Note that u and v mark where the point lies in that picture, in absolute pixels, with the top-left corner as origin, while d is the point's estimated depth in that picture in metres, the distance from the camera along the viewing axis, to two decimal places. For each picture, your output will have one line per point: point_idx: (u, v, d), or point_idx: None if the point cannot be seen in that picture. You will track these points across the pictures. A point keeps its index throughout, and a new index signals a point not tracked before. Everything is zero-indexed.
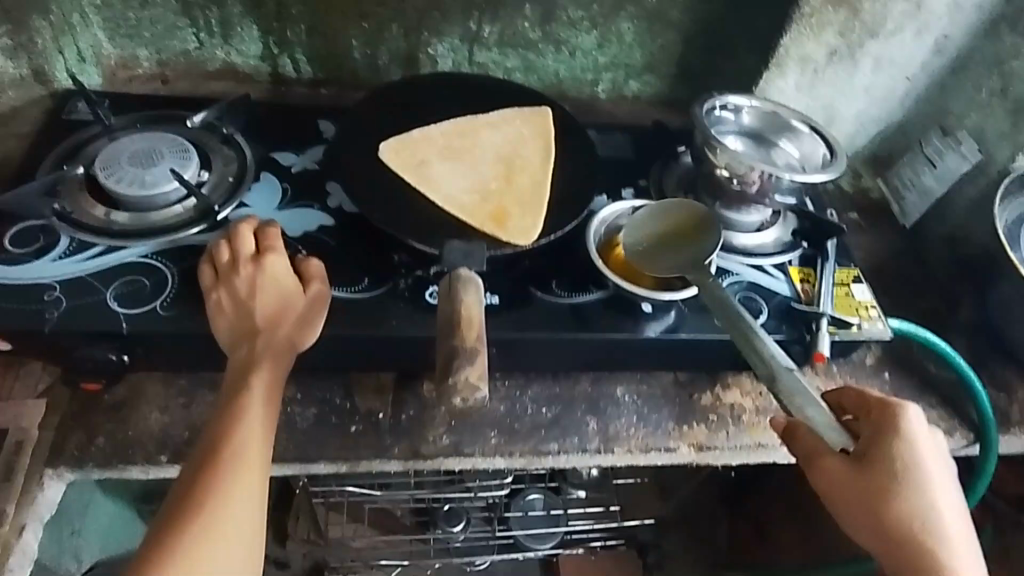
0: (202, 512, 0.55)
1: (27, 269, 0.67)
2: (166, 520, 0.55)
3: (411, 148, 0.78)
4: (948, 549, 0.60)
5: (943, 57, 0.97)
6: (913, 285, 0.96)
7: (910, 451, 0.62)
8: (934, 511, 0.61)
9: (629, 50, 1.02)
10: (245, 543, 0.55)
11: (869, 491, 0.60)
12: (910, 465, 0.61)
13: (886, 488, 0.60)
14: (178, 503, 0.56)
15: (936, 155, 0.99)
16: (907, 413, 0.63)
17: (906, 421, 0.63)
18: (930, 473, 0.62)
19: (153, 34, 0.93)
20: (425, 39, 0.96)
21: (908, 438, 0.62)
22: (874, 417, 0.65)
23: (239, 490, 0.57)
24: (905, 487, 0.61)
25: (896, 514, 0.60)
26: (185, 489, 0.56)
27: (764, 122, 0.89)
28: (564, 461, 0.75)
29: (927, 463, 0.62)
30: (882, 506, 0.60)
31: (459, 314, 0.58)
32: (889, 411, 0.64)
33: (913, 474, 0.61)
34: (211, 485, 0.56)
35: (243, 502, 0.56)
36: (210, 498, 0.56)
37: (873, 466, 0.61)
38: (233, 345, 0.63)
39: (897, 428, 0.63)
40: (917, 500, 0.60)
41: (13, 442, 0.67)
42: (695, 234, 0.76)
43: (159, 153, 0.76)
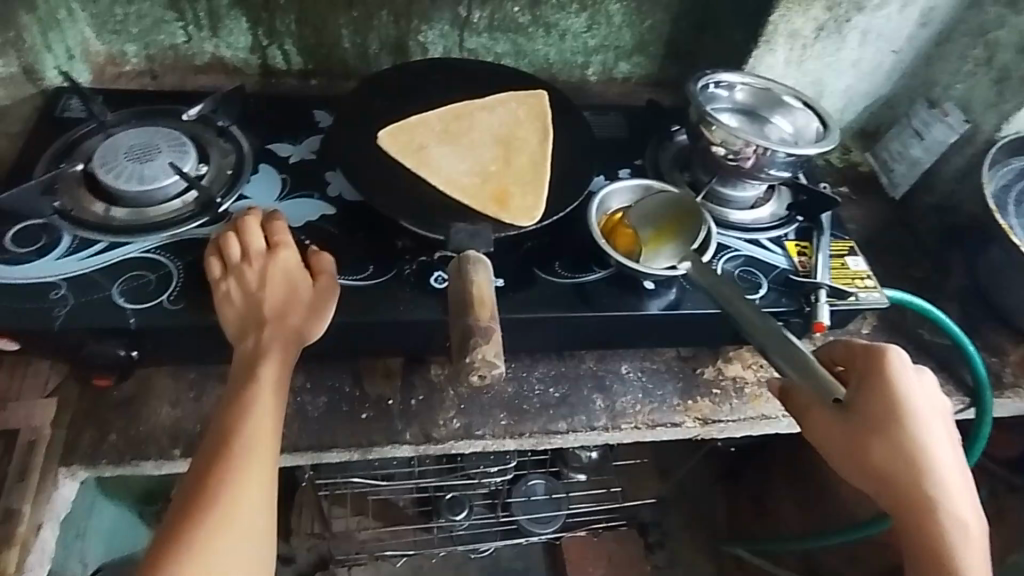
0: (214, 505, 0.55)
1: (31, 268, 0.67)
2: (178, 512, 0.55)
3: (408, 132, 0.78)
4: (941, 484, 0.60)
5: (928, 30, 0.98)
6: (905, 255, 0.98)
7: (900, 395, 0.62)
8: (928, 450, 0.61)
9: (618, 32, 1.02)
10: (258, 534, 0.56)
11: (862, 437, 0.61)
12: (900, 408, 0.62)
13: (879, 432, 0.61)
14: (190, 496, 0.56)
15: (922, 127, 1.00)
16: (895, 358, 0.64)
17: (894, 366, 0.63)
18: (921, 412, 0.62)
19: (140, 29, 0.93)
20: (414, 27, 0.96)
21: (896, 379, 0.63)
22: (861, 365, 0.65)
23: (251, 482, 0.56)
24: (898, 430, 0.61)
25: (891, 457, 0.60)
26: (196, 482, 0.56)
27: (757, 98, 0.90)
28: (573, 439, 0.76)
29: (917, 402, 0.62)
30: (877, 451, 0.61)
31: (471, 293, 0.59)
32: (877, 358, 0.64)
33: (904, 417, 0.62)
34: (221, 477, 0.56)
35: (254, 494, 0.56)
36: (222, 490, 0.55)
37: (864, 413, 0.62)
38: (240, 336, 0.63)
39: (885, 374, 0.63)
40: (910, 442, 0.61)
41: (26, 443, 0.67)
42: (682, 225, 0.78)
43: (156, 147, 0.76)
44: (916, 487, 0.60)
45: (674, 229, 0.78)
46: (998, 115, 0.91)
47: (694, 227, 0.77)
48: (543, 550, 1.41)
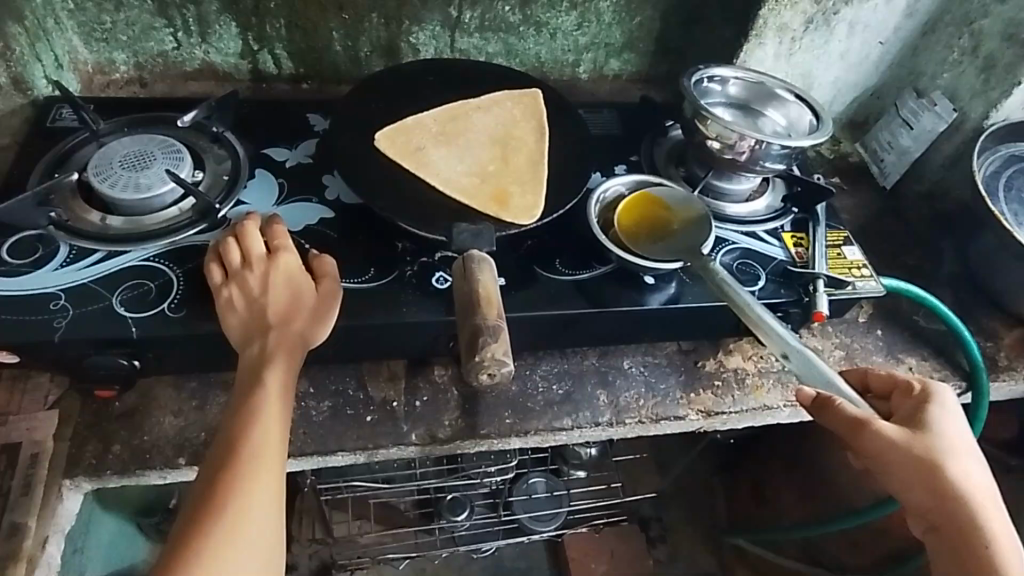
0: (224, 514, 0.54)
1: (29, 280, 0.66)
2: (187, 520, 0.55)
3: (405, 134, 0.78)
4: (989, 505, 0.63)
5: (915, 20, 0.99)
6: (899, 243, 0.99)
7: (948, 424, 0.66)
8: (978, 477, 0.65)
9: (608, 29, 1.03)
10: (269, 539, 0.55)
11: (920, 458, 0.64)
12: (950, 433, 0.66)
13: (935, 454, 0.64)
14: (199, 504, 0.55)
15: (911, 116, 1.01)
16: (939, 391, 0.69)
17: (940, 396, 0.69)
18: (968, 440, 0.66)
19: (129, 37, 0.92)
20: (405, 28, 0.96)
21: (943, 409, 0.68)
22: (907, 397, 0.70)
23: (260, 488, 0.56)
24: (950, 454, 0.65)
25: (946, 479, 0.63)
26: (205, 488, 0.56)
27: (749, 92, 0.91)
28: (579, 435, 0.76)
29: (963, 431, 0.67)
30: (932, 472, 0.63)
31: (478, 293, 0.59)
32: (923, 390, 0.70)
33: (954, 443, 0.65)
34: (229, 483, 0.56)
35: (263, 505, 0.56)
36: (231, 496, 0.55)
37: (917, 435, 0.65)
38: (244, 341, 0.63)
39: (931, 406, 0.68)
40: (961, 468, 0.64)
41: (28, 456, 0.66)
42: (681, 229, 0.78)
43: (151, 155, 0.75)
44: (969, 510, 0.63)
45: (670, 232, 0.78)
46: (985, 103, 0.93)
47: (702, 228, 0.77)
48: (546, 548, 1.41)
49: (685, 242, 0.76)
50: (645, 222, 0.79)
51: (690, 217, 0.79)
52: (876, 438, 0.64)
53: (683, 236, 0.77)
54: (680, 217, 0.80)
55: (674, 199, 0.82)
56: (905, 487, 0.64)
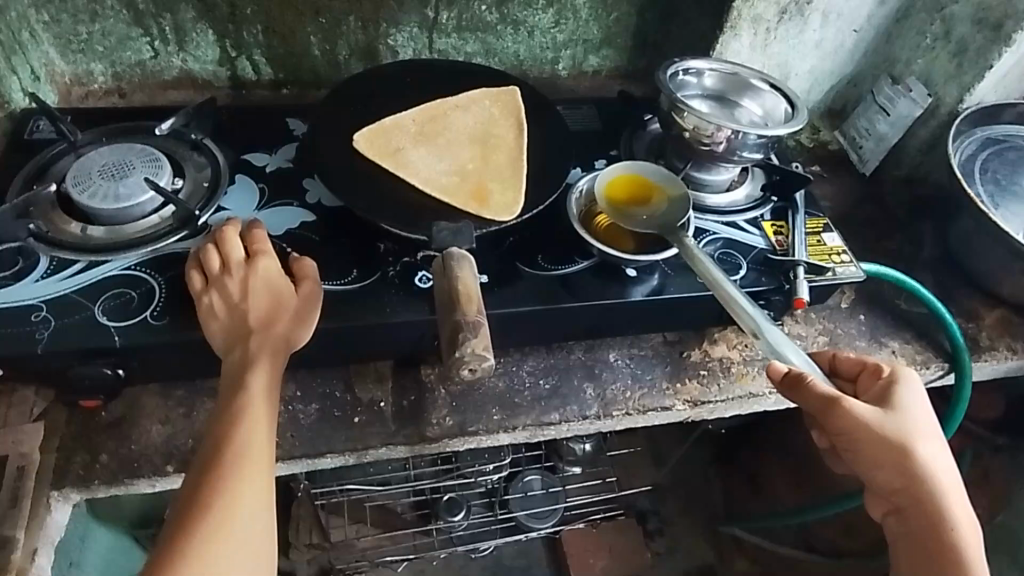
0: (209, 519, 0.54)
1: (10, 292, 0.66)
2: (175, 524, 0.55)
3: (384, 136, 0.79)
4: (948, 492, 0.64)
5: (887, 8, 1.00)
6: (878, 227, 1.00)
7: (916, 406, 0.67)
8: (942, 461, 0.65)
9: (586, 26, 1.03)
10: (256, 544, 0.55)
11: (891, 439, 0.64)
12: (916, 416, 0.67)
13: (905, 436, 0.65)
14: (186, 508, 0.55)
15: (888, 103, 1.02)
16: (906, 375, 0.70)
17: (906, 380, 0.69)
18: (931, 425, 0.67)
19: (106, 47, 0.92)
20: (383, 31, 0.96)
21: (908, 393, 0.68)
22: (874, 378, 0.70)
23: (247, 496, 0.56)
24: (920, 435, 0.65)
25: (916, 461, 0.64)
26: (191, 493, 0.56)
27: (725, 83, 0.91)
28: (567, 429, 0.77)
29: (927, 416, 0.67)
30: (901, 454, 0.64)
31: (457, 288, 0.59)
32: (890, 373, 0.70)
33: (920, 424, 0.66)
34: (215, 487, 0.56)
35: (251, 510, 0.56)
36: (216, 500, 0.55)
37: (888, 416, 0.66)
38: (227, 347, 0.63)
39: (897, 386, 0.69)
40: (930, 449, 0.65)
41: (15, 468, 0.66)
42: (663, 201, 0.80)
43: (129, 163, 0.75)
44: (934, 490, 0.64)
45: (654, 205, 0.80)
46: (959, 86, 0.94)
47: (685, 199, 0.79)
48: (543, 545, 1.42)
49: (673, 215, 0.78)
50: (630, 201, 0.80)
51: (672, 189, 0.81)
52: (847, 416, 0.64)
53: (668, 210, 0.78)
54: (663, 189, 0.81)
55: (651, 174, 0.82)
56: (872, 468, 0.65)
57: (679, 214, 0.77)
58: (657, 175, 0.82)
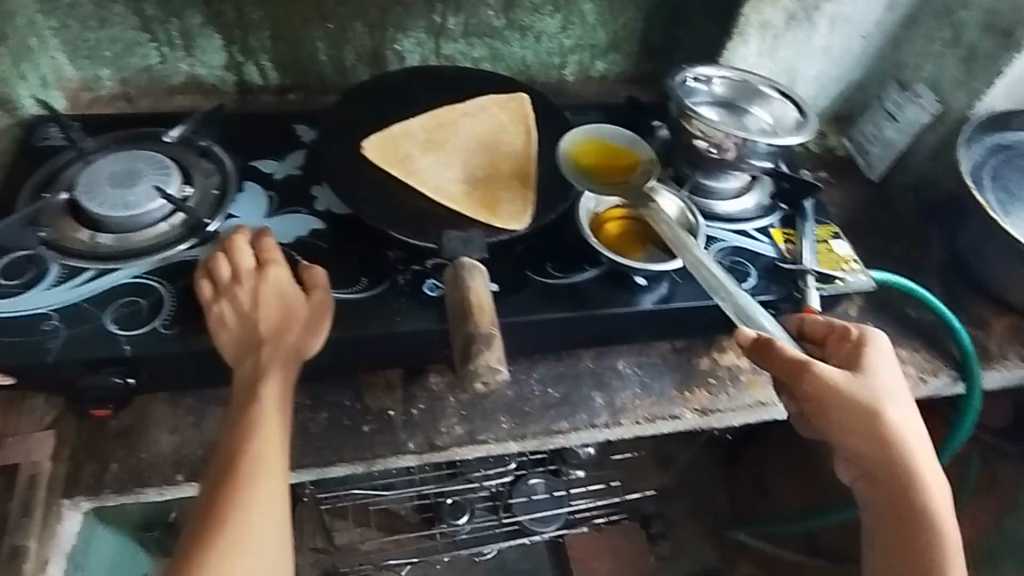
0: (226, 532, 0.55)
1: (21, 301, 0.66)
2: (192, 538, 0.55)
3: (394, 143, 0.79)
4: (916, 451, 0.67)
5: (895, 13, 0.99)
6: (886, 234, 1.00)
7: (883, 368, 0.69)
8: (909, 420, 0.68)
9: (592, 31, 1.03)
10: (275, 554, 0.56)
11: (862, 404, 0.66)
12: (883, 379, 0.68)
13: (874, 400, 0.67)
14: (203, 522, 0.55)
15: (896, 108, 1.02)
16: (873, 337, 0.71)
17: (873, 342, 0.70)
18: (896, 385, 0.69)
19: (114, 53, 0.92)
20: (390, 36, 0.96)
21: (875, 356, 0.70)
22: (842, 341, 0.71)
23: (264, 510, 0.56)
24: (888, 401, 0.67)
25: (886, 424, 0.66)
26: (207, 506, 0.56)
27: (734, 90, 0.91)
28: (576, 438, 0.77)
29: (893, 377, 0.69)
30: (872, 417, 0.66)
31: (470, 300, 0.59)
32: (859, 335, 0.71)
33: (888, 387, 0.68)
34: (231, 500, 0.56)
35: (268, 521, 0.56)
36: (234, 513, 0.55)
37: (857, 380, 0.67)
38: (238, 358, 0.63)
39: (865, 350, 0.70)
40: (899, 414, 0.67)
41: (26, 478, 0.66)
42: (631, 165, 0.83)
43: (139, 171, 0.75)
44: (903, 451, 0.67)
45: (623, 169, 0.83)
46: (968, 92, 0.94)
47: (654, 163, 0.83)
48: (548, 549, 1.42)
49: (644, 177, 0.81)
50: (603, 168, 0.82)
51: (640, 154, 0.84)
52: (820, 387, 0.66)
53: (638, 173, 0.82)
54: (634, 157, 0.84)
55: (614, 138, 0.85)
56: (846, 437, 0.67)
57: (650, 177, 0.81)
58: (620, 139, 0.85)
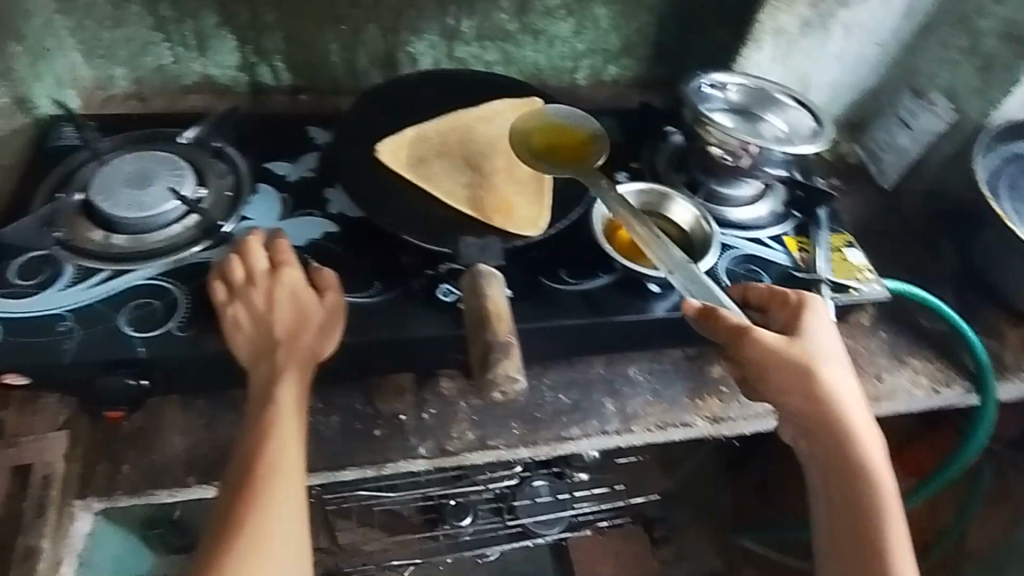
0: (246, 535, 0.55)
1: (36, 301, 0.66)
2: (212, 542, 0.55)
3: (409, 146, 0.79)
4: (853, 412, 0.67)
5: (911, 21, 0.99)
6: (899, 242, 0.99)
7: (820, 331, 0.69)
8: (845, 381, 0.68)
9: (605, 35, 1.03)
10: (295, 557, 0.56)
11: (798, 365, 0.66)
12: (819, 342, 0.68)
13: (810, 361, 0.67)
14: (223, 526, 0.56)
15: (909, 116, 1.02)
16: (812, 299, 0.71)
17: (811, 305, 0.70)
18: (833, 347, 0.69)
19: (128, 53, 0.92)
20: (404, 38, 0.96)
21: (813, 319, 0.70)
22: (782, 306, 0.71)
23: (282, 514, 0.56)
24: (824, 361, 0.67)
25: (821, 385, 0.66)
26: (226, 510, 0.56)
27: (751, 98, 0.90)
28: (587, 444, 0.76)
29: (829, 340, 0.69)
30: (808, 378, 0.66)
31: (487, 307, 0.59)
32: (798, 300, 0.71)
33: (824, 349, 0.68)
34: (250, 504, 0.56)
35: (287, 525, 0.56)
36: (253, 517, 0.56)
37: (793, 342, 0.67)
38: (254, 361, 0.63)
39: (801, 310, 0.70)
40: (834, 370, 0.67)
41: (39, 478, 0.66)
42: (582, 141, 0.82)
43: (154, 172, 0.75)
44: (838, 412, 0.66)
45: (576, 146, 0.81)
46: (985, 101, 0.94)
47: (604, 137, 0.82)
48: (551, 552, 1.42)
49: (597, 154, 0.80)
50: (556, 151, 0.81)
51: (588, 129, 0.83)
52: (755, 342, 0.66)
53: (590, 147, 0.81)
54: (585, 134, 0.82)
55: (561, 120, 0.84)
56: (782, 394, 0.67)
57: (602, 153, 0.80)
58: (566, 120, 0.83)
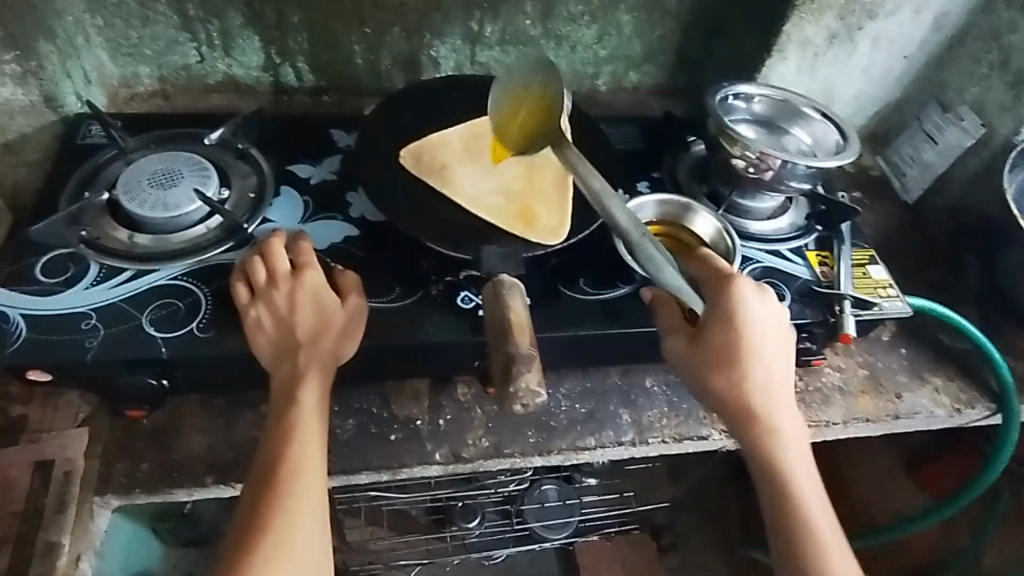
0: (268, 538, 0.55)
1: (63, 299, 0.67)
2: (235, 544, 0.56)
3: (429, 152, 0.78)
4: (761, 412, 0.64)
5: (940, 34, 0.98)
6: (921, 258, 0.98)
7: (740, 324, 0.64)
8: (760, 380, 0.64)
9: (628, 42, 1.03)
10: (317, 559, 0.56)
11: (697, 365, 0.65)
12: (733, 340, 0.64)
13: (714, 361, 0.64)
14: (246, 528, 0.56)
15: (936, 131, 1.01)
16: (743, 285, 0.66)
17: (736, 295, 0.65)
18: (752, 344, 0.64)
19: (155, 51, 0.92)
20: (427, 42, 0.96)
21: (735, 311, 0.65)
22: (712, 292, 0.67)
23: (304, 517, 0.57)
24: (732, 361, 0.64)
25: (722, 385, 0.64)
26: (248, 512, 0.57)
27: (775, 110, 0.90)
28: (602, 454, 0.76)
29: (749, 336, 0.64)
30: (707, 379, 0.65)
31: (509, 319, 0.59)
32: (725, 287, 0.66)
33: (738, 347, 0.64)
34: (272, 507, 0.56)
35: (309, 529, 0.56)
36: (275, 519, 0.56)
37: (703, 339, 0.65)
38: (275, 363, 0.63)
39: (727, 295, 0.66)
40: (757, 365, 0.64)
41: (61, 473, 0.67)
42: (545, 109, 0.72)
43: (178, 172, 0.75)
44: (743, 413, 0.64)
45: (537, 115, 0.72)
46: (1015, 118, 0.92)
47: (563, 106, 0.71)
48: (558, 556, 1.42)
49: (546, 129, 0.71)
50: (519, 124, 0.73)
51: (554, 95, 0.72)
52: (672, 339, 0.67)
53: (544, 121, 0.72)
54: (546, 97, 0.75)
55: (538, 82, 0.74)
56: (699, 390, 0.65)
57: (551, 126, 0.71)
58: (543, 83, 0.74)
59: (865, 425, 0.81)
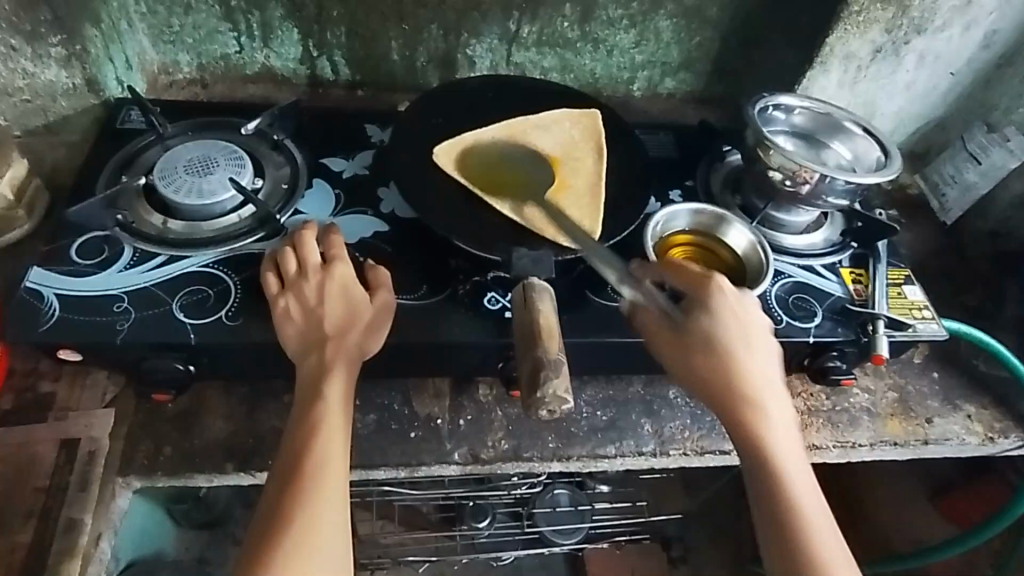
0: (291, 530, 0.55)
1: (97, 280, 0.68)
2: (258, 535, 0.55)
3: (464, 151, 0.78)
4: (751, 399, 0.61)
5: (989, 52, 0.95)
6: (957, 281, 0.96)
7: (723, 309, 0.63)
8: (747, 366, 0.62)
9: (666, 49, 1.02)
10: (339, 554, 0.56)
11: (683, 349, 0.62)
12: (715, 325, 0.62)
13: (701, 343, 0.62)
14: (269, 519, 0.56)
15: (979, 151, 0.96)
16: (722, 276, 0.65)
17: (716, 283, 0.64)
18: (734, 329, 0.62)
19: (195, 39, 0.94)
20: (464, 40, 0.96)
21: (716, 297, 0.63)
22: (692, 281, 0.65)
23: (328, 512, 0.56)
24: (717, 344, 0.62)
25: (708, 367, 0.61)
26: (273, 503, 0.56)
27: (816, 122, 0.88)
28: (621, 463, 0.75)
29: (732, 321, 0.63)
30: (693, 361, 0.62)
31: (539, 323, 0.58)
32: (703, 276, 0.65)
33: (724, 332, 0.62)
34: (296, 498, 0.56)
35: (332, 522, 0.56)
36: (299, 511, 0.56)
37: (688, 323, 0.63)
38: (302, 353, 0.63)
39: (714, 285, 0.64)
40: (743, 350, 0.62)
41: (86, 452, 0.68)
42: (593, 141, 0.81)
43: (214, 160, 0.76)
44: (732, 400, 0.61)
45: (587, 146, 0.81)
46: None
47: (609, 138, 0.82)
48: (566, 562, 1.41)
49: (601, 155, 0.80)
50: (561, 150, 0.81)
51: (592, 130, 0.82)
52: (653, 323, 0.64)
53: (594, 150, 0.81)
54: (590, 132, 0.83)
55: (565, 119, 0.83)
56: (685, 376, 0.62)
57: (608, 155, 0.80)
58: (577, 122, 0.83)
59: (893, 448, 0.79)
